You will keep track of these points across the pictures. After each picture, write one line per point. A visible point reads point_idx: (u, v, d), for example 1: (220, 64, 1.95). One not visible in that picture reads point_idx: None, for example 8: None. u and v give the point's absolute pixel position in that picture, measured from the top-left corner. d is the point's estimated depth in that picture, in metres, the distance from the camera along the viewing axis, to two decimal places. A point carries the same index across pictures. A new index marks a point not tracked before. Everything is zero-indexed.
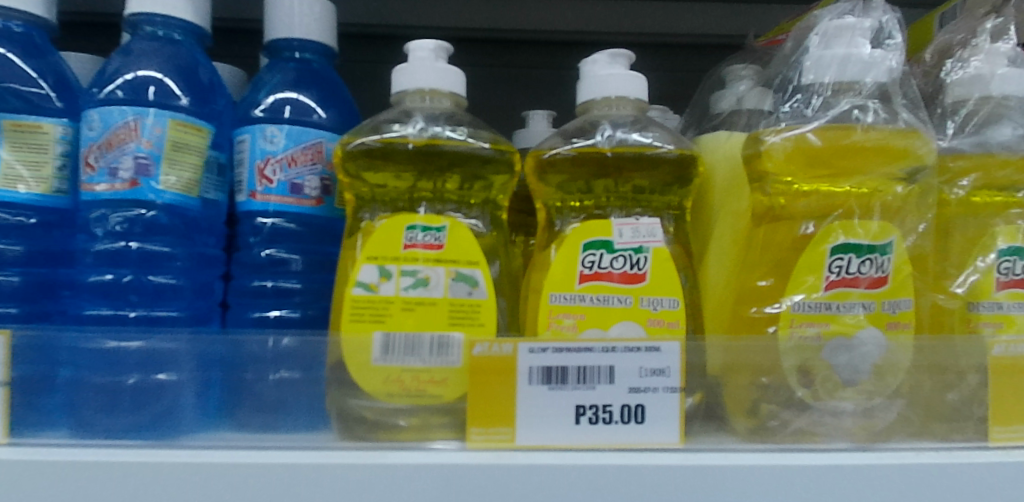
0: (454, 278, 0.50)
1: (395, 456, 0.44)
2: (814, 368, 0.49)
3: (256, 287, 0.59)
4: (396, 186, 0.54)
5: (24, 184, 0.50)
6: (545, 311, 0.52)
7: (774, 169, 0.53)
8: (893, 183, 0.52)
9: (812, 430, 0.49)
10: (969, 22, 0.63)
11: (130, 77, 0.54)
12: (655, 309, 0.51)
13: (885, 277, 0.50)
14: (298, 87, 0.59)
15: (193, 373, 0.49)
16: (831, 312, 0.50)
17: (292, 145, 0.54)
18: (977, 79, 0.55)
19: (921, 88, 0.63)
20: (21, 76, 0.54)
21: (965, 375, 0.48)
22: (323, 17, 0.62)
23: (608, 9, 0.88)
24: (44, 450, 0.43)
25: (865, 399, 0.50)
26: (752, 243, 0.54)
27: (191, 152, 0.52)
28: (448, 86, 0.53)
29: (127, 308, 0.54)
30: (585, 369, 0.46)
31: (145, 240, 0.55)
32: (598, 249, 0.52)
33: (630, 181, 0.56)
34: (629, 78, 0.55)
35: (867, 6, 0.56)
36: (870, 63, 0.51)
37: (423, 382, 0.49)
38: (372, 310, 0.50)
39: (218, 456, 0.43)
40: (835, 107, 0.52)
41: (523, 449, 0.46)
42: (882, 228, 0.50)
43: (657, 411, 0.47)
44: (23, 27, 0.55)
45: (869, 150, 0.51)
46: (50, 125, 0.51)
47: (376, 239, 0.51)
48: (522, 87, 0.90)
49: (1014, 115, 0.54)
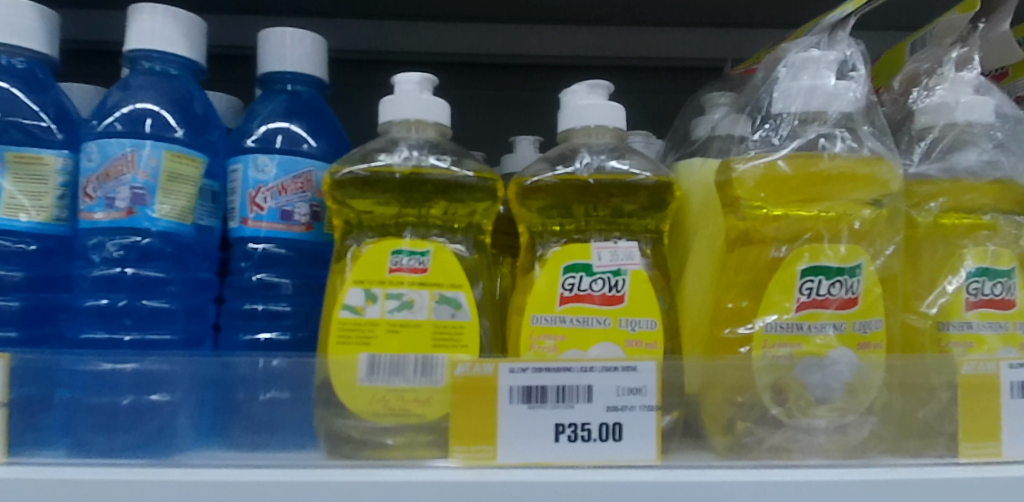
0: (438, 300, 0.52)
1: (381, 474, 0.45)
2: (787, 386, 0.51)
3: (247, 310, 0.61)
4: (382, 212, 0.56)
5: (24, 213, 0.52)
6: (526, 332, 0.53)
7: (744, 195, 0.55)
8: (860, 208, 0.54)
9: (786, 447, 0.51)
10: (936, 51, 0.65)
11: (128, 110, 0.56)
12: (633, 330, 0.53)
13: (854, 298, 0.52)
14: (290, 118, 0.62)
15: (187, 394, 0.51)
16: (802, 332, 0.51)
17: (283, 174, 0.56)
18: (943, 107, 0.57)
19: (890, 115, 0.65)
20: (24, 110, 0.56)
21: (936, 391, 0.50)
22: (313, 50, 0.64)
23: (596, 35, 0.91)
24: (43, 468, 0.45)
25: (837, 416, 0.51)
26: (726, 266, 0.56)
27: (186, 182, 0.54)
28: (433, 117, 0.56)
29: (122, 331, 0.56)
30: (563, 388, 0.48)
31: (140, 266, 0.57)
32: (578, 271, 0.54)
33: (609, 205, 0.58)
34: (607, 108, 0.57)
35: (832, 39, 0.59)
36: (834, 94, 0.54)
37: (408, 402, 0.50)
38: (358, 333, 0.52)
39: (208, 474, 0.45)
40: (801, 136, 0.54)
41: (504, 466, 0.47)
42: (850, 251, 0.52)
43: (634, 429, 0.48)
44: (26, 64, 0.58)
45: (836, 177, 0.53)
46: (51, 156, 0.53)
47: (363, 263, 0.53)
48: (512, 113, 0.93)
49: (978, 141, 0.57)
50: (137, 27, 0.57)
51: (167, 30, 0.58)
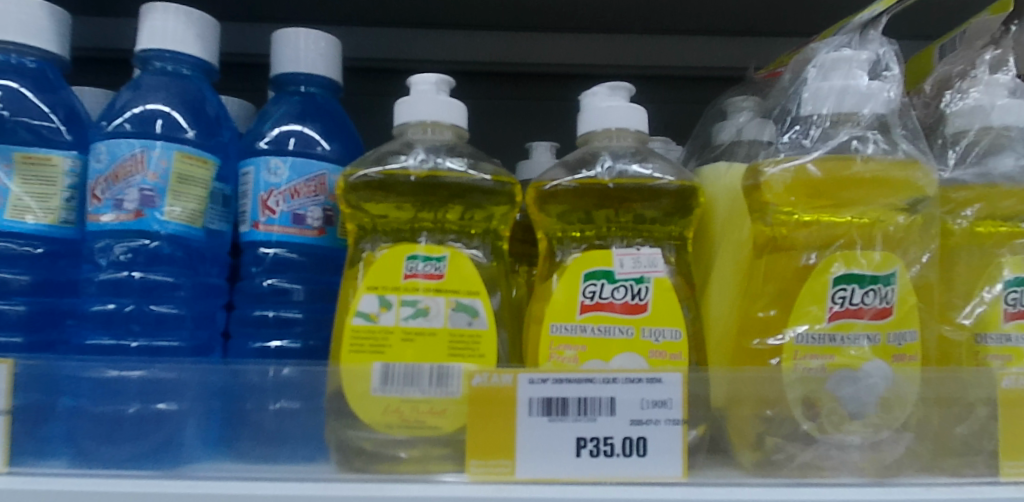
0: (454, 308, 0.51)
1: (395, 488, 0.43)
2: (819, 400, 0.48)
3: (257, 317, 0.59)
4: (397, 217, 0.55)
5: (32, 215, 0.51)
6: (546, 342, 0.51)
7: (774, 199, 0.53)
8: (894, 214, 0.52)
9: (818, 464, 0.48)
10: (968, 53, 0.63)
11: (138, 110, 0.55)
12: (657, 340, 0.51)
13: (889, 308, 0.49)
14: (303, 119, 0.60)
15: (195, 403, 0.49)
16: (835, 344, 0.49)
17: (296, 177, 0.55)
18: (978, 110, 0.55)
19: (922, 118, 0.63)
20: (33, 110, 0.55)
21: (974, 407, 0.48)
22: (328, 52, 0.63)
23: (613, 43, 0.89)
24: (43, 480, 0.43)
25: (872, 432, 0.48)
26: (754, 274, 0.54)
27: (197, 184, 0.52)
28: (450, 119, 0.54)
29: (129, 337, 0.55)
30: (586, 400, 0.46)
31: (148, 270, 0.55)
32: (599, 279, 0.52)
33: (631, 211, 0.56)
34: (629, 111, 0.56)
35: (864, 38, 0.57)
36: (867, 94, 0.52)
37: (423, 413, 0.48)
38: (372, 341, 0.50)
39: (216, 487, 0.43)
40: (833, 138, 0.52)
41: (523, 482, 0.45)
42: (884, 258, 0.50)
43: (660, 444, 0.46)
44: (36, 63, 0.57)
45: (868, 181, 0.51)
46: (59, 157, 0.52)
47: (376, 269, 0.51)
48: (527, 122, 0.91)
49: (1015, 145, 0.54)
50: (149, 27, 0.56)
51: (179, 30, 0.56)
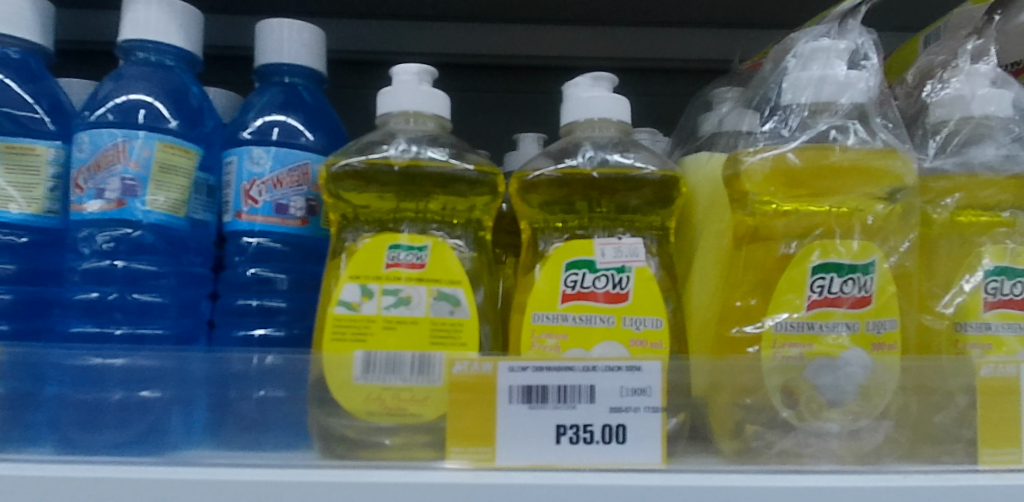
0: (436, 297, 0.51)
1: (376, 474, 0.44)
2: (798, 388, 0.49)
3: (241, 306, 0.59)
4: (379, 207, 0.55)
5: (15, 204, 0.51)
6: (528, 330, 0.52)
7: (753, 189, 0.53)
8: (873, 203, 0.52)
9: (796, 451, 0.49)
10: (951, 43, 0.64)
11: (121, 101, 0.55)
12: (638, 329, 0.51)
13: (868, 297, 0.50)
14: (286, 110, 0.61)
15: (176, 391, 0.49)
16: (814, 332, 0.49)
17: (279, 167, 0.55)
18: (959, 100, 0.56)
19: (904, 108, 0.63)
20: (18, 101, 0.56)
21: (953, 395, 0.48)
22: (311, 43, 0.63)
23: (601, 35, 0.89)
24: (27, 466, 0.44)
25: (851, 420, 0.49)
26: (734, 263, 0.54)
27: (179, 174, 0.53)
28: (432, 109, 0.55)
29: (112, 326, 0.55)
30: (565, 388, 0.46)
31: (132, 258, 0.56)
32: (581, 268, 0.52)
33: (614, 201, 0.56)
34: (611, 101, 0.56)
35: (843, 28, 0.58)
36: (845, 84, 0.52)
37: (404, 401, 0.49)
38: (354, 329, 0.50)
39: (198, 472, 0.43)
40: (812, 127, 0.53)
41: (504, 468, 0.45)
42: (863, 247, 0.50)
43: (638, 431, 0.46)
44: (20, 54, 0.57)
45: (847, 170, 0.51)
46: (43, 147, 0.52)
47: (359, 258, 0.51)
48: (516, 114, 0.92)
49: (996, 135, 0.55)
50: (132, 18, 0.56)
51: (162, 21, 0.57)
